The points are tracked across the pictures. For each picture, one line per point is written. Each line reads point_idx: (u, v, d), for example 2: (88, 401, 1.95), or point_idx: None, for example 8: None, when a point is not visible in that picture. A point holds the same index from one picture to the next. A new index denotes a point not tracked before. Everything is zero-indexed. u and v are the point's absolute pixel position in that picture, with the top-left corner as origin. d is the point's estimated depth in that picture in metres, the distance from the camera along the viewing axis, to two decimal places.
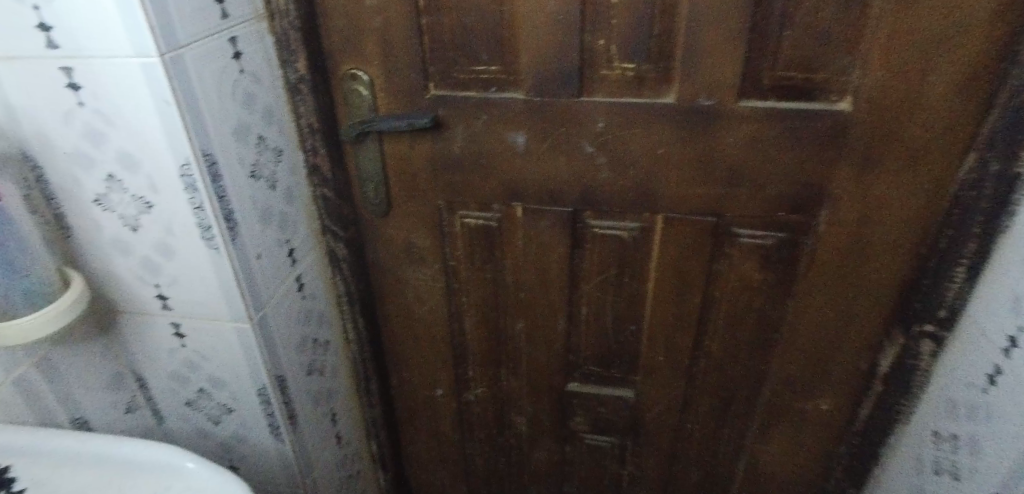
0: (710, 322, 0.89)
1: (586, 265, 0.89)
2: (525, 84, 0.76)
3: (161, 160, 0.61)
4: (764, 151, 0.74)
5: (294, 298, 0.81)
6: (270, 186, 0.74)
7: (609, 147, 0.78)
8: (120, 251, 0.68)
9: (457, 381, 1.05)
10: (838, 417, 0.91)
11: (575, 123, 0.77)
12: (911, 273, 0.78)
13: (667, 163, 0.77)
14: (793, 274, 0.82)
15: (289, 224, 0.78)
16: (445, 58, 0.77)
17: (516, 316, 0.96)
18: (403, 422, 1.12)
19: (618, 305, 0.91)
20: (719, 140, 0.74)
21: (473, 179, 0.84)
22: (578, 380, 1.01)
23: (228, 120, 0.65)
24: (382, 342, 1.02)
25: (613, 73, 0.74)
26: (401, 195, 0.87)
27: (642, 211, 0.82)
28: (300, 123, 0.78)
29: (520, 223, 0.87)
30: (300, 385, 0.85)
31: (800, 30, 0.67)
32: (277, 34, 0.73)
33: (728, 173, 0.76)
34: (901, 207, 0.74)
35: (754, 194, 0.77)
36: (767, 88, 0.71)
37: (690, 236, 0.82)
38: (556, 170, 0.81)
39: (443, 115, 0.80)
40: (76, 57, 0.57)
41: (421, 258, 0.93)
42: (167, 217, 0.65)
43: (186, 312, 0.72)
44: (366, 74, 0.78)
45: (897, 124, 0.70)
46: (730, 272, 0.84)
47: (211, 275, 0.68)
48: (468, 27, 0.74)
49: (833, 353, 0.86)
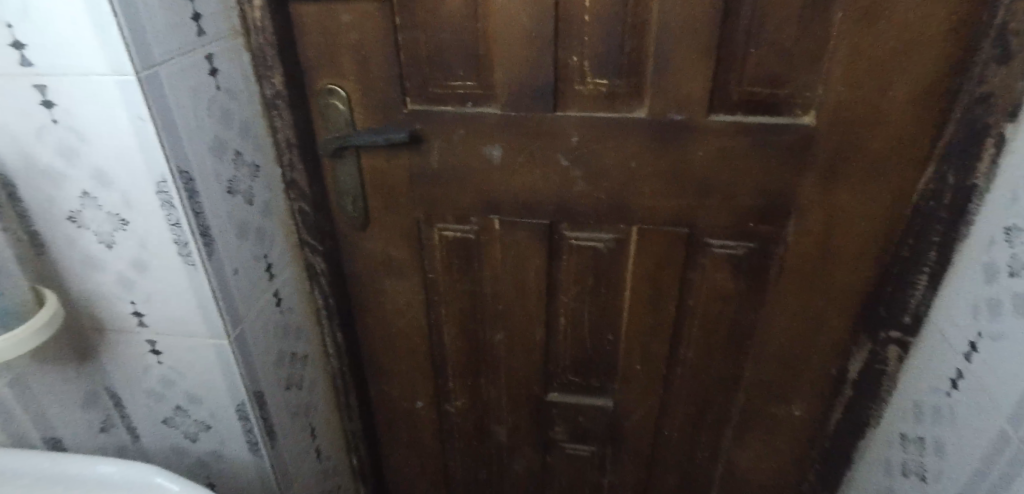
0: (685, 330, 0.91)
1: (563, 276, 0.90)
2: (500, 99, 0.78)
3: (136, 177, 0.61)
4: (734, 164, 0.76)
5: (272, 313, 0.81)
6: (247, 202, 0.74)
7: (584, 160, 0.79)
8: (94, 268, 0.68)
9: (436, 392, 1.05)
10: (811, 421, 0.93)
11: (549, 137, 0.79)
12: (877, 280, 0.80)
13: (640, 175, 0.79)
14: (764, 283, 0.84)
15: (266, 239, 0.78)
16: (421, 73, 0.78)
17: (495, 327, 0.97)
18: (383, 435, 1.12)
19: (596, 315, 0.92)
20: (690, 152, 0.76)
21: (450, 191, 0.85)
22: (556, 389, 1.01)
23: (204, 136, 0.66)
24: (361, 355, 1.02)
25: (586, 88, 0.76)
26: (379, 208, 0.88)
27: (617, 222, 0.83)
28: (277, 138, 0.79)
29: (497, 235, 0.88)
30: (278, 400, 0.84)
31: (765, 46, 0.70)
32: (254, 50, 0.73)
33: (699, 185, 0.78)
34: (866, 217, 0.77)
35: (724, 205, 0.79)
36: (735, 102, 0.73)
37: (664, 247, 0.84)
38: (532, 183, 0.82)
39: (420, 129, 0.81)
40: (50, 75, 0.57)
41: (399, 270, 0.93)
42: (143, 234, 0.65)
43: (162, 329, 0.72)
44: (343, 89, 0.79)
45: (860, 137, 0.72)
46: (703, 281, 0.86)
47: (188, 290, 0.68)
48: (444, 43, 0.76)
49: (804, 360, 0.88)
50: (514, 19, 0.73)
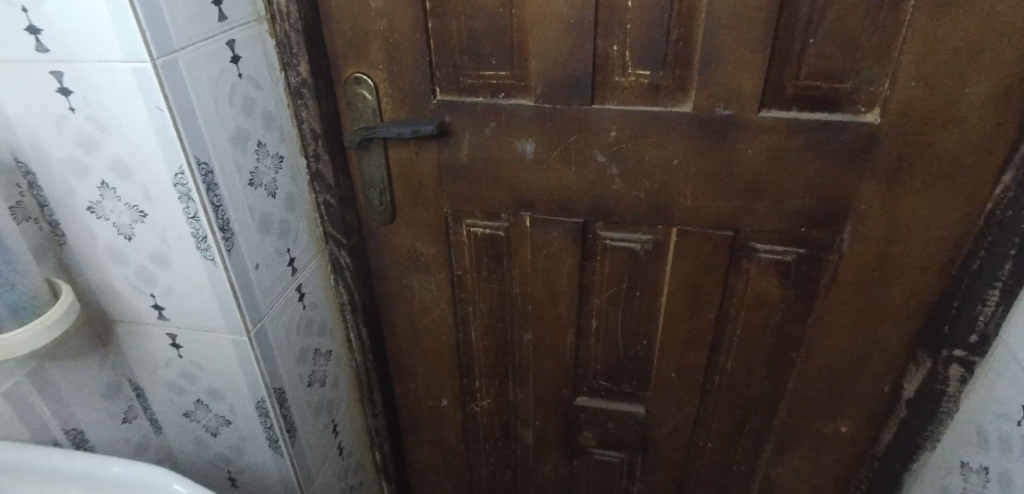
0: (725, 339, 0.85)
1: (596, 278, 0.86)
2: (535, 90, 0.73)
3: (154, 168, 0.59)
4: (786, 164, 0.70)
5: (295, 309, 0.78)
6: (270, 194, 0.71)
7: (622, 157, 0.75)
8: (114, 260, 0.66)
9: (462, 391, 1.02)
10: (859, 440, 0.87)
11: (586, 131, 0.74)
12: (939, 294, 0.74)
13: (683, 175, 0.74)
14: (814, 291, 0.78)
15: (290, 233, 0.76)
16: (452, 62, 0.74)
17: (524, 328, 0.93)
18: (408, 432, 1.09)
19: (629, 319, 0.88)
20: (737, 151, 0.71)
21: (481, 187, 0.81)
22: (586, 394, 0.97)
23: (224, 126, 0.63)
24: (387, 351, 1.00)
25: (627, 80, 0.71)
26: (407, 203, 0.85)
27: (656, 223, 0.78)
28: (303, 129, 0.76)
29: (528, 234, 0.84)
30: (300, 398, 0.82)
31: (826, 37, 0.64)
32: (279, 37, 0.70)
33: (746, 186, 0.73)
34: (931, 225, 0.70)
35: (773, 208, 0.73)
36: (790, 98, 0.67)
37: (705, 250, 0.78)
38: (567, 180, 0.78)
39: (450, 121, 0.77)
40: (66, 61, 0.55)
41: (426, 267, 0.90)
42: (161, 227, 0.63)
43: (182, 323, 0.70)
44: (370, 77, 0.76)
45: (928, 138, 0.66)
46: (747, 288, 0.80)
47: (206, 286, 0.66)
48: (476, 31, 0.72)
49: (855, 375, 0.82)
50: (551, 5, 0.68)
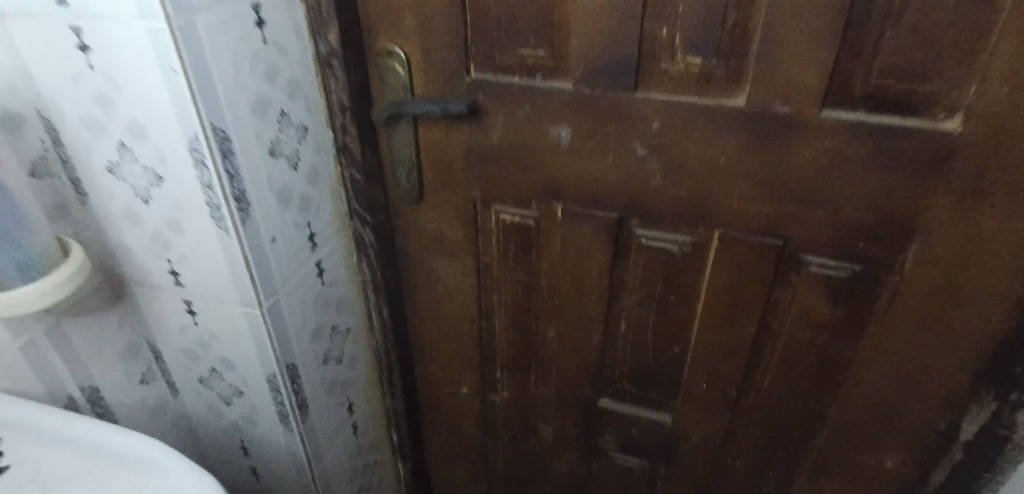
0: (762, 355, 0.79)
1: (627, 278, 0.81)
2: (575, 73, 0.68)
3: (170, 132, 0.57)
4: (846, 172, 0.63)
5: (313, 285, 0.77)
6: (292, 166, 0.69)
7: (664, 151, 0.69)
8: (133, 222, 0.65)
9: (482, 381, 0.99)
10: (903, 477, 0.80)
11: (626, 121, 0.69)
12: (1013, 329, 0.65)
13: (729, 175, 0.67)
14: (866, 313, 0.71)
15: (312, 208, 0.73)
16: (488, 38, 0.69)
17: (549, 323, 0.89)
18: (426, 415, 1.08)
19: (660, 324, 0.82)
20: (793, 153, 0.64)
21: (512, 172, 0.77)
22: (610, 396, 0.93)
23: (245, 93, 0.60)
24: (409, 333, 0.98)
25: (674, 66, 0.65)
26: (435, 183, 0.81)
27: (697, 225, 0.73)
28: (331, 100, 0.73)
29: (558, 226, 0.79)
30: (314, 375, 0.81)
31: (905, 30, 0.56)
32: (309, 2, 0.67)
33: (799, 192, 0.66)
34: (1010, 252, 0.62)
35: (828, 218, 0.66)
36: (858, 98, 0.60)
37: (749, 258, 0.72)
38: (602, 172, 0.73)
39: (483, 102, 0.73)
40: (86, 17, 0.53)
41: (452, 251, 0.87)
42: (177, 193, 0.61)
43: (197, 291, 0.69)
44: (403, 50, 0.72)
45: (1017, 153, 0.57)
46: (791, 303, 0.74)
47: (220, 256, 0.64)
48: (515, 6, 0.67)
49: (904, 407, 0.75)
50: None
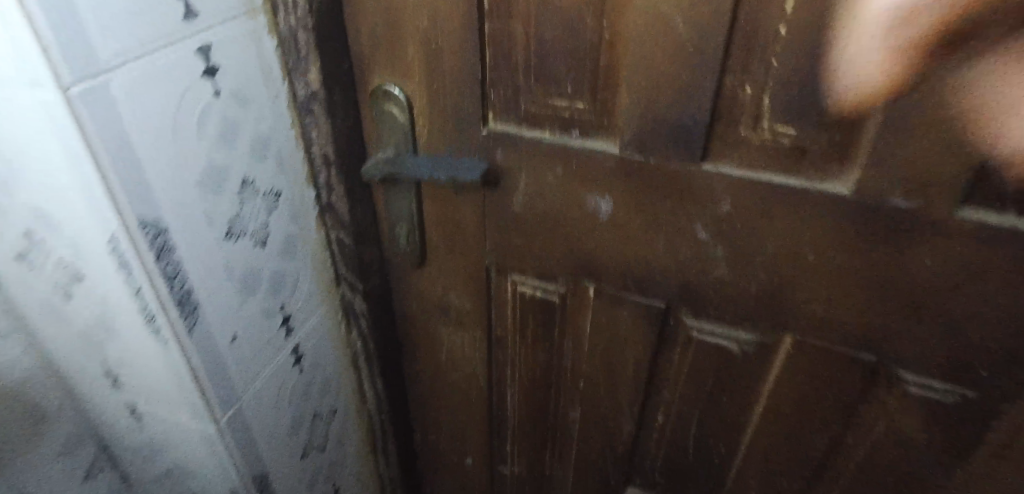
0: (833, 470, 0.65)
1: (672, 369, 0.66)
2: (624, 132, 0.53)
3: (83, 227, 0.43)
4: (976, 284, 0.48)
5: (287, 375, 0.63)
6: (257, 244, 0.54)
7: (731, 237, 0.54)
8: (55, 317, 0.51)
9: (491, 454, 0.86)
10: None
11: (689, 196, 0.53)
12: None
13: (815, 271, 0.53)
14: (976, 444, 0.56)
15: (285, 287, 0.59)
16: (513, 82, 0.54)
17: (572, 405, 0.75)
18: (426, 480, 0.95)
19: (709, 422, 0.68)
20: (905, 256, 0.49)
21: (536, 241, 0.62)
22: (639, 485, 0.80)
23: (188, 168, 0.46)
24: (409, 398, 0.84)
25: (757, 135, 0.49)
26: (441, 246, 0.67)
27: (765, 324, 0.58)
28: (312, 153, 0.58)
29: (590, 305, 0.64)
30: (290, 473, 0.68)
31: None
32: (282, 33, 0.51)
33: (906, 302, 0.51)
34: None
35: (941, 336, 0.52)
36: (1014, 195, 0.44)
37: (827, 366, 0.58)
38: (648, 253, 0.58)
39: (503, 158, 0.58)
40: None
41: (458, 319, 0.72)
42: (102, 294, 0.47)
43: (140, 397, 0.55)
44: (402, 90, 0.57)
45: None
46: (877, 422, 0.59)
47: (161, 367, 0.51)
48: (550, 44, 0.51)
49: None
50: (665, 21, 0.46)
